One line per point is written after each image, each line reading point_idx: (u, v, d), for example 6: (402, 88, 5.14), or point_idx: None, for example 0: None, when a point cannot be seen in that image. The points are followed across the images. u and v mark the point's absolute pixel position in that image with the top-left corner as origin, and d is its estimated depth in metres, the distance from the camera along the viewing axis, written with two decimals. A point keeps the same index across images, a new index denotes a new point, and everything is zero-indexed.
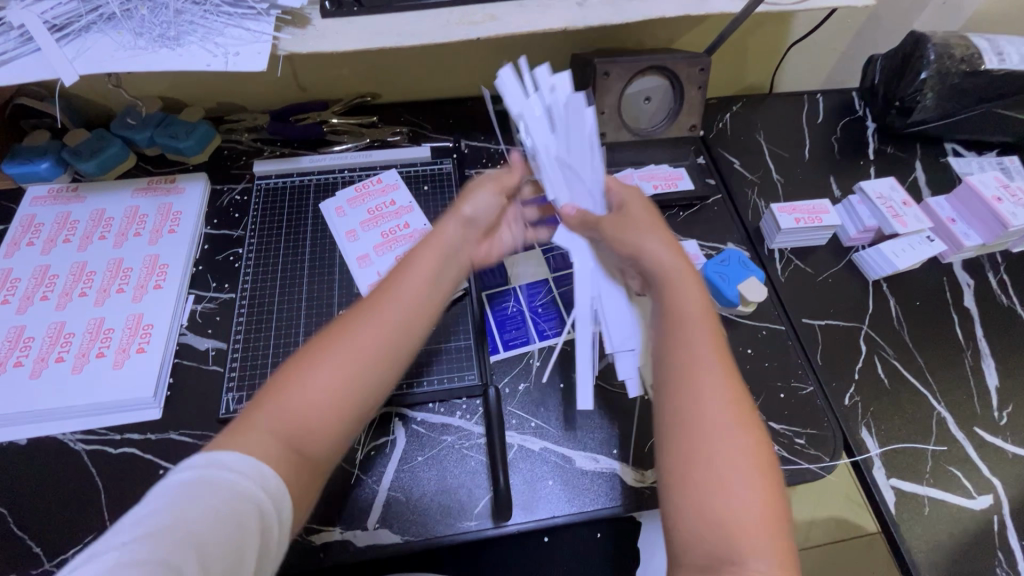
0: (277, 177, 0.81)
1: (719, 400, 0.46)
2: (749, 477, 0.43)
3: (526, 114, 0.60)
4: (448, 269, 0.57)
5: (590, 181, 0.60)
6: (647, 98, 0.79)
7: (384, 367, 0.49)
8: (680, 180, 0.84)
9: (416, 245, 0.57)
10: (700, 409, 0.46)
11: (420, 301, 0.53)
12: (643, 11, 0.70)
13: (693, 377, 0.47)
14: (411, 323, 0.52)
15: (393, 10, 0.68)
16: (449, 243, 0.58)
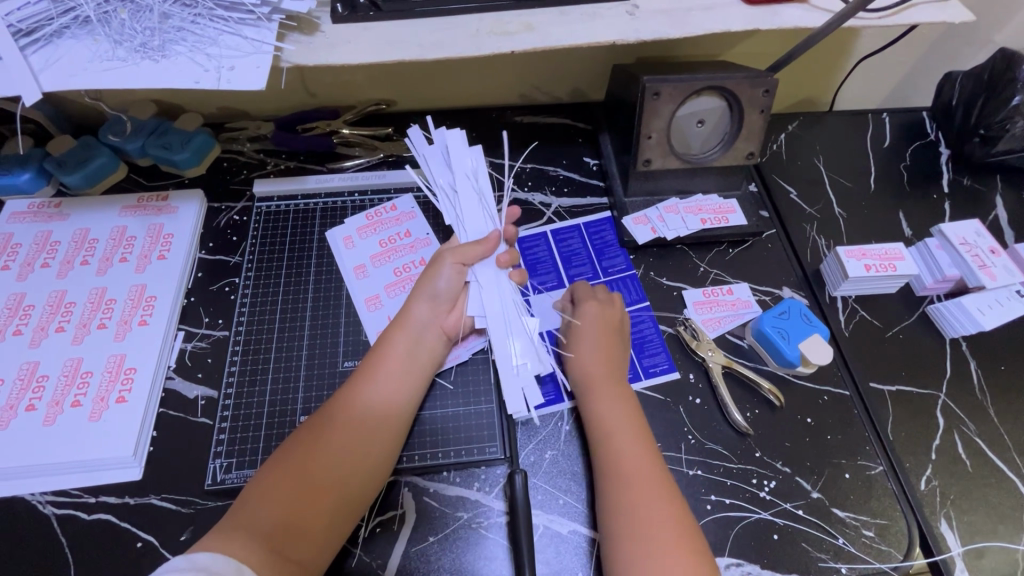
0: (280, 198, 0.73)
1: (649, 490, 0.51)
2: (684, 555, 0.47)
3: (429, 159, 0.68)
4: (423, 349, 0.59)
5: (475, 212, 0.65)
6: (700, 121, 0.69)
7: (362, 449, 0.52)
8: (731, 213, 0.74)
9: (385, 330, 0.59)
10: (633, 506, 0.50)
11: (394, 388, 0.56)
12: (705, 25, 0.60)
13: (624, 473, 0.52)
14: (390, 405, 0.56)
15: (414, 16, 0.59)
16: (417, 326, 0.59)
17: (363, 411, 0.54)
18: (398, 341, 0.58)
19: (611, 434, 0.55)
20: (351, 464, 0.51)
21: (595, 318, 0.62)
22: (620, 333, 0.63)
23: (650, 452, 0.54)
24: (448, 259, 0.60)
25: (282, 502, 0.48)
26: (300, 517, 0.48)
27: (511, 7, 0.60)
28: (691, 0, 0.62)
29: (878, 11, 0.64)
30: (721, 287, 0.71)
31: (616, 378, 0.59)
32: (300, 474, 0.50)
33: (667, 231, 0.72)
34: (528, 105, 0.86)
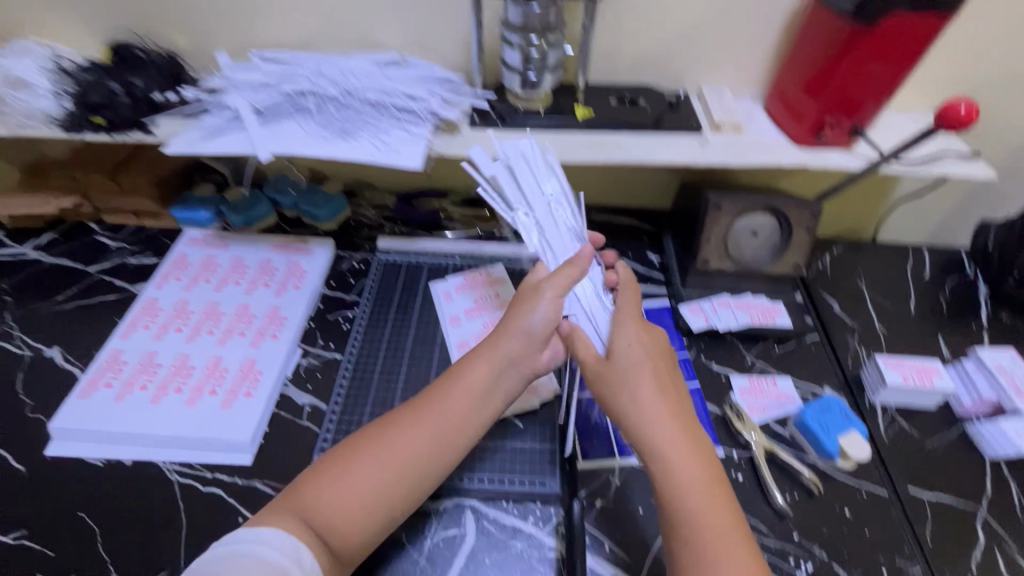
0: (396, 253, 0.88)
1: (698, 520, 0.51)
2: None
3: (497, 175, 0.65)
4: (502, 381, 0.59)
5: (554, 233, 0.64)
6: (754, 233, 0.81)
7: (420, 478, 0.56)
8: (778, 315, 0.83)
9: (468, 355, 0.60)
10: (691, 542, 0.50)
11: (463, 413, 0.58)
12: (764, 157, 0.75)
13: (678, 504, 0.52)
14: (459, 436, 0.58)
15: (533, 130, 0.77)
16: (504, 357, 0.59)
17: (432, 441, 0.57)
18: (477, 372, 0.59)
19: (683, 507, 0.51)
20: (409, 488, 0.55)
21: (642, 362, 0.56)
22: (665, 368, 0.57)
23: (702, 480, 0.52)
24: (548, 294, 0.58)
25: (342, 513, 0.53)
26: (354, 524, 0.53)
27: (607, 130, 0.78)
28: (752, 139, 0.78)
29: (912, 162, 0.77)
30: (767, 379, 0.78)
31: (691, 450, 0.53)
32: (364, 492, 0.54)
33: (719, 322, 0.81)
34: (603, 205, 1.02)
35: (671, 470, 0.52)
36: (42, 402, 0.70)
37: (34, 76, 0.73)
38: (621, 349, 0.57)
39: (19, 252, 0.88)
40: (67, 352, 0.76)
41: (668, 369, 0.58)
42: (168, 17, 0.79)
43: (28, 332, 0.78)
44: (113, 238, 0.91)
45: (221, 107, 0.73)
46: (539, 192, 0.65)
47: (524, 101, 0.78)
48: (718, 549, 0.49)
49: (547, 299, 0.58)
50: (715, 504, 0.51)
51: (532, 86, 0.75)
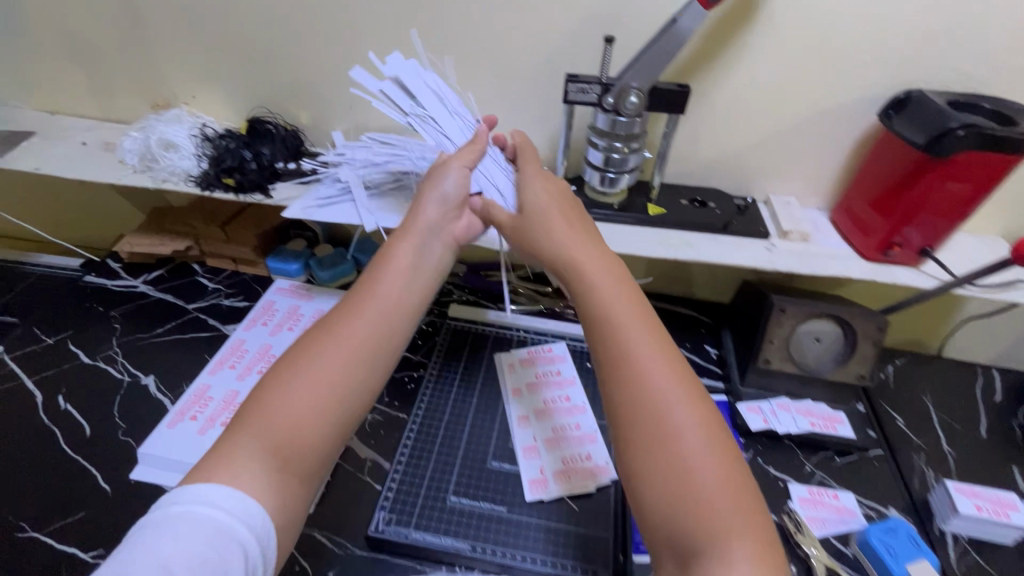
0: (465, 321, 0.93)
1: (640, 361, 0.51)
2: (692, 430, 0.47)
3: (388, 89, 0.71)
4: (426, 251, 0.66)
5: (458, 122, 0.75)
6: (817, 338, 0.82)
7: (364, 351, 0.57)
8: (840, 424, 0.82)
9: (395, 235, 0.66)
10: (634, 379, 0.50)
11: (399, 292, 0.61)
12: (829, 268, 0.78)
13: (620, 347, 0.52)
14: (398, 310, 0.60)
15: (608, 224, 0.83)
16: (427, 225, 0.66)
17: (370, 317, 0.59)
18: (401, 248, 0.64)
19: (626, 352, 0.51)
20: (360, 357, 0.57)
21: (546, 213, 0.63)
22: (568, 209, 0.64)
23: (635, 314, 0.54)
24: (454, 164, 0.69)
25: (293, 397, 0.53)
26: (304, 406, 0.53)
27: (677, 229, 0.83)
28: (817, 249, 0.82)
29: (983, 287, 0.78)
30: (827, 490, 0.76)
31: (622, 286, 0.56)
32: (315, 374, 0.54)
33: (778, 425, 0.81)
34: (662, 294, 1.05)
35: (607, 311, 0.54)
36: (134, 426, 0.76)
37: (184, 141, 0.85)
38: (528, 204, 0.65)
39: (132, 284, 0.98)
40: (160, 381, 0.83)
41: (574, 210, 0.65)
42: (298, 100, 0.91)
43: (130, 359, 0.86)
44: (212, 280, 1.00)
45: (333, 179, 0.82)
46: (428, 91, 0.73)
47: (600, 196, 0.85)
48: (658, 382, 0.49)
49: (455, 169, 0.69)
50: (644, 329, 0.53)
51: (610, 184, 0.82)
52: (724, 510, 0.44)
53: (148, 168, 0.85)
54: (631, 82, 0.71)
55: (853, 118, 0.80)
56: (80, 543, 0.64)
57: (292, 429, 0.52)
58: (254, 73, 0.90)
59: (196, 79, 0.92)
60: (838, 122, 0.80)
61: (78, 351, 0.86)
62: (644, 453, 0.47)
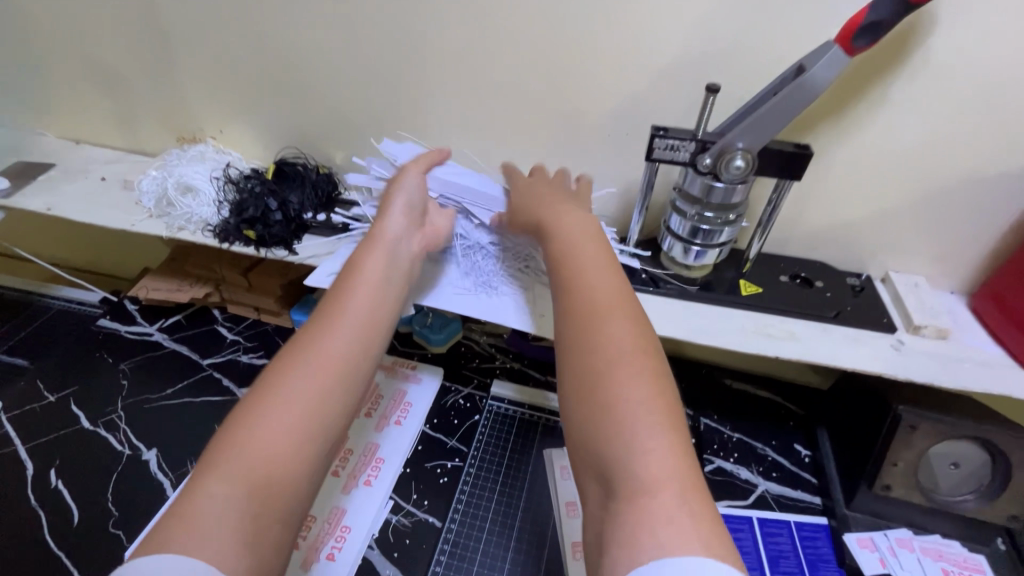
0: (510, 402, 0.80)
1: (591, 307, 0.48)
2: (631, 364, 0.44)
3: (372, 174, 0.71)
4: (400, 253, 0.59)
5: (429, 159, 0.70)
6: (954, 464, 0.65)
7: (348, 354, 0.49)
8: (980, 574, 0.64)
9: (360, 248, 0.58)
10: (585, 323, 0.47)
11: (372, 289, 0.54)
12: (982, 381, 0.61)
13: (573, 296, 0.50)
14: (377, 316, 0.53)
15: (691, 303, 0.68)
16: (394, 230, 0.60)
17: (348, 322, 0.51)
18: (377, 251, 0.57)
19: (580, 303, 0.49)
20: (348, 368, 0.48)
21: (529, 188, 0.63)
22: (556, 189, 0.63)
23: (600, 271, 0.51)
24: (412, 169, 0.66)
25: (272, 416, 0.44)
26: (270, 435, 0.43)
27: (777, 313, 0.67)
28: (962, 350, 0.64)
29: None
30: None
31: (594, 243, 0.54)
32: (293, 392, 0.45)
33: (899, 570, 0.64)
34: (740, 372, 0.89)
35: (571, 267, 0.52)
36: (126, 515, 0.66)
37: (204, 184, 0.76)
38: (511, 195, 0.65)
39: (146, 331, 0.90)
40: (162, 457, 0.73)
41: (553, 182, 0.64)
42: (335, 139, 0.81)
43: (133, 426, 0.76)
44: (231, 330, 0.90)
45: None
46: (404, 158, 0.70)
47: (682, 269, 0.70)
48: (605, 323, 0.47)
49: (416, 178, 0.65)
50: (602, 280, 0.50)
51: (694, 258, 0.67)
52: (656, 442, 0.40)
53: (165, 213, 0.76)
54: (737, 141, 0.56)
55: (1015, 188, 0.63)
56: None
57: (276, 455, 0.42)
58: (287, 109, 0.80)
59: (225, 113, 0.82)
60: (995, 194, 0.63)
61: (79, 414, 0.78)
62: (581, 390, 0.45)
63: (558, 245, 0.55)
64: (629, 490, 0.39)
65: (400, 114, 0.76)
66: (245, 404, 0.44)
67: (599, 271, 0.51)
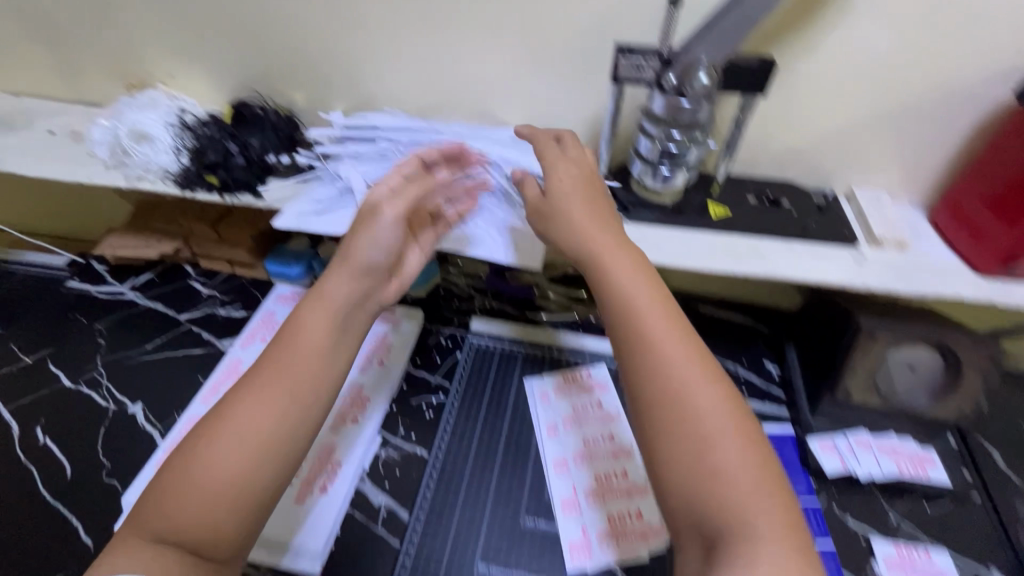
0: (490, 336, 0.82)
1: (674, 364, 0.48)
2: (727, 425, 0.45)
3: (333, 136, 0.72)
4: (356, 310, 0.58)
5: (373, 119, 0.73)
6: (911, 367, 0.68)
7: (279, 419, 0.51)
8: (931, 467, 0.70)
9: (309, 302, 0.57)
10: (669, 382, 0.47)
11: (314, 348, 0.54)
12: (936, 286, 0.64)
13: (653, 352, 0.48)
14: (319, 377, 0.54)
15: (661, 227, 0.69)
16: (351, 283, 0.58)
17: (284, 383, 0.52)
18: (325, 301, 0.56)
19: (665, 359, 0.48)
20: (279, 436, 0.50)
21: (572, 204, 0.58)
22: (592, 197, 0.59)
23: (670, 320, 0.50)
24: (388, 204, 0.61)
25: (202, 488, 0.47)
26: (200, 497, 0.47)
27: (745, 233, 0.68)
28: (920, 259, 0.67)
29: None
30: (918, 548, 0.65)
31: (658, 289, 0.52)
32: (218, 455, 0.48)
33: (858, 468, 0.69)
34: (712, 299, 0.92)
35: (645, 316, 0.50)
36: (118, 465, 0.67)
37: (159, 130, 0.73)
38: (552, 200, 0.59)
39: (119, 291, 0.88)
40: (149, 410, 0.73)
41: (593, 190, 0.60)
42: (292, 78, 0.77)
43: (116, 382, 0.76)
44: (206, 284, 0.89)
45: (335, 176, 0.70)
46: (364, 124, 0.72)
47: (652, 194, 0.71)
48: (688, 382, 0.47)
49: (393, 209, 0.60)
50: (671, 333, 0.49)
51: (664, 181, 0.68)
52: (760, 501, 0.42)
53: (121, 163, 0.73)
54: (700, 54, 0.56)
55: (971, 95, 0.64)
56: None
57: (206, 519, 0.47)
58: (238, 48, 0.76)
59: (172, 55, 0.78)
60: (953, 102, 0.65)
61: (59, 374, 0.77)
62: (676, 456, 0.45)
63: (620, 289, 0.52)
64: (729, 536, 0.42)
65: (357, 47, 0.73)
66: (188, 460, 0.48)
67: (669, 320, 0.50)
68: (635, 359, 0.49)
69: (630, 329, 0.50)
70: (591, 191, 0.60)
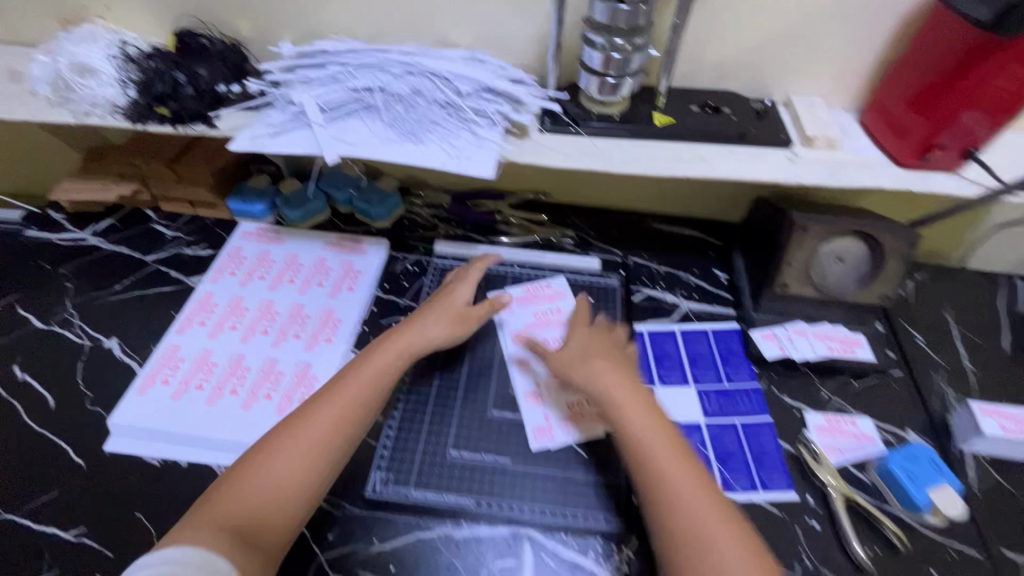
0: (453, 258, 0.86)
1: (690, 492, 0.52)
2: (736, 546, 0.49)
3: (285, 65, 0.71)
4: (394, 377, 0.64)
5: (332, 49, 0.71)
6: (839, 259, 0.75)
7: (332, 449, 0.57)
8: (859, 347, 0.77)
9: (365, 354, 0.65)
10: (683, 511, 0.51)
11: (367, 388, 0.61)
12: (860, 179, 0.69)
13: (665, 485, 0.53)
14: (366, 403, 0.61)
15: (609, 138, 0.72)
16: (404, 344, 0.66)
17: (337, 408, 0.59)
18: (365, 369, 0.62)
19: (674, 490, 0.52)
20: (332, 453, 0.57)
21: (589, 355, 0.65)
22: (609, 350, 0.66)
23: (680, 453, 0.55)
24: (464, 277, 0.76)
25: (264, 490, 0.53)
26: (268, 494, 0.53)
27: (687, 140, 0.72)
28: (847, 156, 0.72)
29: None
30: (845, 417, 0.72)
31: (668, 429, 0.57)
32: (285, 460, 0.55)
33: (795, 352, 0.76)
34: (667, 216, 0.96)
35: (657, 452, 0.55)
36: (102, 394, 0.70)
37: (101, 63, 0.71)
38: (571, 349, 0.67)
39: (80, 237, 0.88)
40: (125, 344, 0.75)
41: (612, 350, 0.66)
42: (233, 5, 0.76)
43: (88, 321, 0.78)
44: (169, 227, 0.90)
45: (287, 101, 0.70)
46: (317, 51, 0.71)
47: (599, 106, 0.74)
48: (699, 510, 0.51)
49: (463, 292, 0.73)
50: (678, 462, 0.54)
51: (611, 91, 0.70)
52: None
53: (65, 99, 0.72)
54: None
55: None
56: (62, 522, 0.60)
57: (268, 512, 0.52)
58: None
59: None
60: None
61: (29, 317, 0.78)
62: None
63: (633, 429, 0.57)
64: None
65: None
66: (257, 469, 0.54)
67: (677, 454, 0.55)
68: (653, 494, 0.53)
69: (643, 462, 0.55)
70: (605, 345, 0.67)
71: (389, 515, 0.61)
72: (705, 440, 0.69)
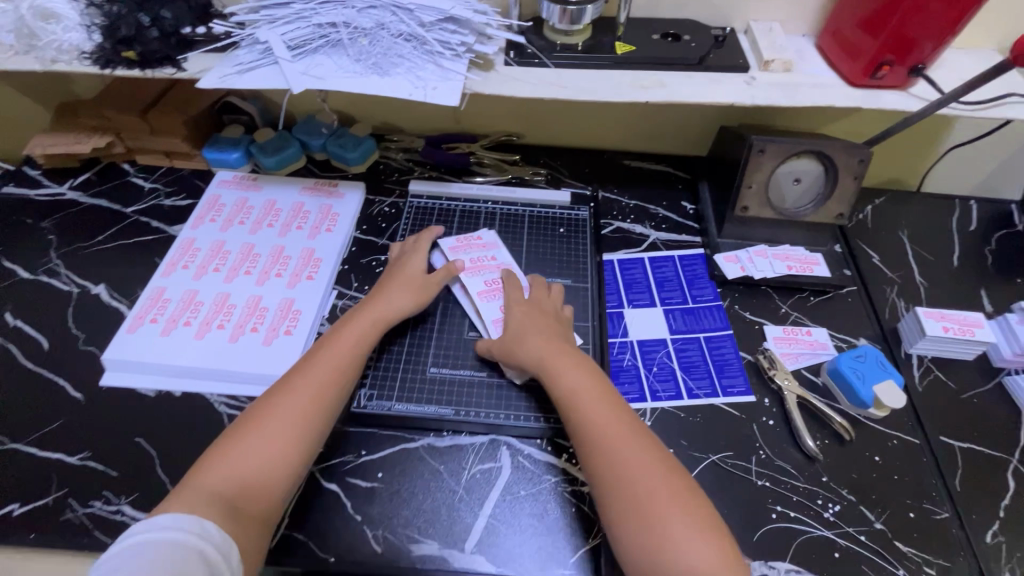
0: (428, 198, 0.89)
1: (625, 447, 0.55)
2: (668, 495, 0.52)
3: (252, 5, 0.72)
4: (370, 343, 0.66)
5: None
6: (797, 180, 0.79)
7: (312, 417, 0.58)
8: (816, 266, 0.82)
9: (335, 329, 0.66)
10: (619, 463, 0.54)
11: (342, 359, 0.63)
12: (814, 97, 0.72)
13: (602, 443, 0.56)
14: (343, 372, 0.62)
15: (572, 68, 0.74)
16: (375, 315, 0.68)
17: (315, 379, 0.60)
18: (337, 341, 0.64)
19: (608, 447, 0.55)
20: (311, 425, 0.57)
21: (526, 326, 0.67)
22: (546, 321, 0.68)
23: (616, 413, 0.58)
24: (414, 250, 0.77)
25: (249, 459, 0.54)
26: (253, 465, 0.54)
27: (648, 67, 0.74)
28: (801, 78, 0.74)
29: (970, 104, 0.72)
30: (801, 328, 0.77)
31: (604, 394, 0.60)
32: (266, 432, 0.56)
33: (755, 271, 0.80)
34: (637, 153, 0.99)
35: (593, 414, 0.58)
36: (94, 335, 0.73)
37: (65, 8, 0.71)
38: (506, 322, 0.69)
39: (59, 192, 0.89)
40: (112, 289, 0.78)
41: (550, 320, 0.69)
42: None
43: (74, 270, 0.80)
44: (148, 179, 0.91)
45: (254, 41, 0.71)
46: None
47: (563, 37, 0.76)
48: (633, 463, 0.54)
49: (415, 263, 0.75)
50: (614, 421, 0.57)
51: (573, 20, 0.71)
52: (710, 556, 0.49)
53: (31, 47, 0.72)
54: None
55: None
56: (66, 449, 0.64)
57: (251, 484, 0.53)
58: None
59: None
60: None
61: (16, 268, 0.80)
62: (625, 525, 0.52)
63: (569, 396, 0.60)
64: None
65: None
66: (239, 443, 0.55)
67: (614, 414, 0.58)
68: (591, 457, 0.56)
69: (580, 426, 0.58)
70: (539, 313, 0.70)
71: (377, 428, 0.65)
72: (669, 353, 0.74)
